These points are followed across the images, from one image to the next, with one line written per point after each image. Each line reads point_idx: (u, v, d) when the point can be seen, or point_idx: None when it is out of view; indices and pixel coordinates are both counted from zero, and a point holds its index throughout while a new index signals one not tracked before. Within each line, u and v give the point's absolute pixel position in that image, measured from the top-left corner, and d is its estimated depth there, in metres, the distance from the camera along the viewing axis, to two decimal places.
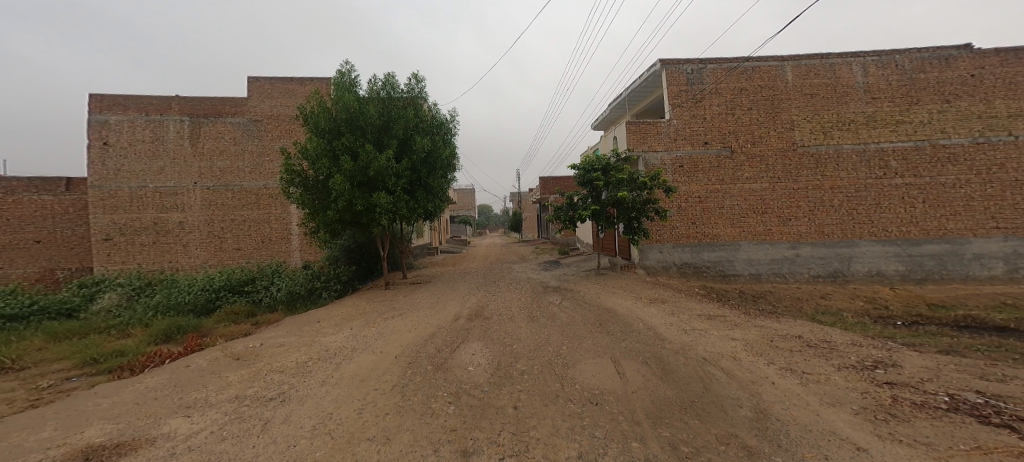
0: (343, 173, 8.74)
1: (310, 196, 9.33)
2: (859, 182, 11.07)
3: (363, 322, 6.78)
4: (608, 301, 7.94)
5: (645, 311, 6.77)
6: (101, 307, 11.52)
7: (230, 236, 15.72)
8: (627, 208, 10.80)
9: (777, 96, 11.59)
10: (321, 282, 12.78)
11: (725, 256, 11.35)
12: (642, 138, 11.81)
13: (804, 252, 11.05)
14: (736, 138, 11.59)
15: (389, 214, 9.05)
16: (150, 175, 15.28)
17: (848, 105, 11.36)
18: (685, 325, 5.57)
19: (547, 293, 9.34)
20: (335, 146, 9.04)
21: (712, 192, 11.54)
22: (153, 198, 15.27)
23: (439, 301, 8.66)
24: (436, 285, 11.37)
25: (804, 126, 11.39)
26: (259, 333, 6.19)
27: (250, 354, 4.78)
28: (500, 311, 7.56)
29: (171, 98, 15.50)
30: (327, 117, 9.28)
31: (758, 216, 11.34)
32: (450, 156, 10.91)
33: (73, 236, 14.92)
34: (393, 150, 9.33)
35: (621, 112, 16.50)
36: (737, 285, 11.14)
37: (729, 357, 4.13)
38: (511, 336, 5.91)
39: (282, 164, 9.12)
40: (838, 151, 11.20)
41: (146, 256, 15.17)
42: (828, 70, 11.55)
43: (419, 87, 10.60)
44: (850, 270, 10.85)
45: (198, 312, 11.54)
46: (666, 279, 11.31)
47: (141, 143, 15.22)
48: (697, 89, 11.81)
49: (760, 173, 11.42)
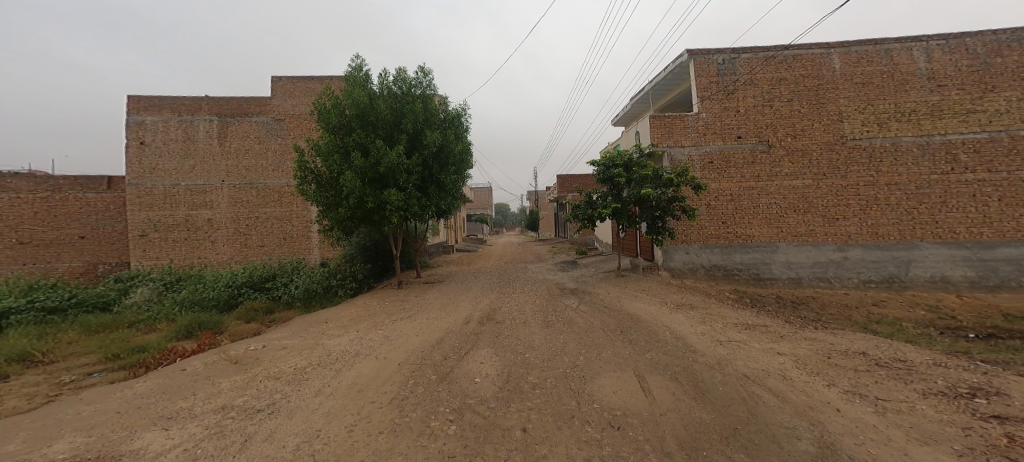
0: (354, 169, 8.59)
1: (324, 193, 9.29)
2: (919, 178, 9.90)
3: (371, 323, 6.54)
4: (631, 306, 7.36)
5: (673, 318, 6.17)
6: (133, 301, 11.99)
7: (254, 233, 16.12)
8: (651, 207, 10.12)
9: (822, 86, 10.54)
10: (337, 280, 12.80)
11: (761, 259, 10.42)
12: (668, 132, 11.05)
13: (853, 255, 10.00)
14: (774, 131, 10.64)
15: (400, 211, 8.85)
16: (182, 173, 15.86)
17: (907, 94, 10.18)
18: (720, 335, 4.95)
19: (565, 295, 8.84)
20: (346, 142, 8.92)
21: (746, 190, 10.66)
22: (184, 195, 15.85)
23: (451, 303, 8.34)
24: (449, 284, 11.10)
25: (854, 117, 10.30)
26: (266, 334, 6.06)
27: (250, 357, 4.59)
28: (514, 314, 7.13)
29: (202, 99, 16.03)
30: (338, 112, 9.19)
31: (799, 215, 10.38)
32: (463, 151, 10.61)
33: (113, 231, 15.73)
34: (403, 145, 9.15)
35: (645, 106, 15.69)
36: (774, 290, 10.20)
37: (776, 376, 3.51)
38: (524, 343, 5.48)
39: (295, 161, 9.06)
40: (895, 144, 10.05)
41: (177, 251, 15.77)
42: (882, 57, 10.40)
43: (430, 81, 10.35)
44: (908, 275, 9.69)
45: (220, 307, 11.80)
46: (694, 282, 10.54)
47: (174, 142, 15.82)
48: (730, 80, 10.93)
49: (802, 168, 10.42)
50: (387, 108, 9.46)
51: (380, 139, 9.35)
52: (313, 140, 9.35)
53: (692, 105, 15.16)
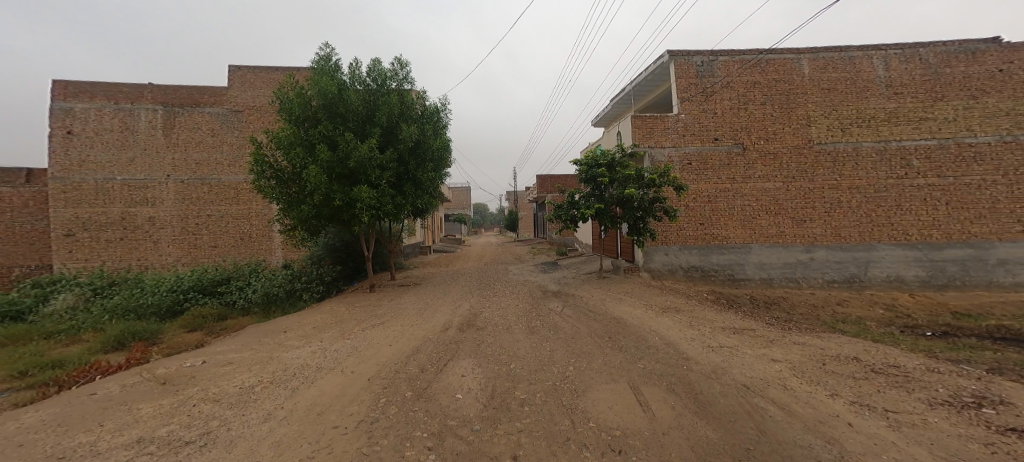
0: (320, 164, 7.86)
1: (285, 190, 8.49)
2: (878, 182, 10.47)
3: (338, 332, 5.93)
4: (615, 309, 7.18)
5: (660, 322, 6.01)
6: (55, 309, 10.46)
7: (206, 233, 14.69)
8: (634, 208, 10.09)
9: (793, 90, 10.95)
10: (302, 283, 11.85)
11: (735, 259, 10.65)
12: (648, 133, 11.09)
13: (819, 256, 10.41)
14: (748, 134, 10.93)
15: (372, 210, 8.19)
16: (119, 167, 14.16)
17: (868, 100, 10.76)
18: (710, 340, 4.81)
19: (547, 298, 8.56)
20: (311, 134, 8.16)
21: (722, 192, 10.87)
22: (121, 191, 14.16)
23: (427, 308, 7.82)
24: (425, 287, 10.54)
25: (820, 122, 10.76)
26: (208, 347, 5.29)
27: (184, 376, 3.90)
28: (495, 319, 6.75)
29: (144, 86, 14.40)
30: (302, 102, 8.42)
31: (771, 217, 10.70)
32: (441, 148, 10.09)
33: (33, 231, 13.77)
34: (376, 139, 8.50)
35: (624, 107, 15.80)
36: (748, 290, 10.46)
37: (777, 386, 3.36)
38: (509, 352, 5.10)
39: (251, 154, 8.18)
40: (857, 149, 10.60)
41: (113, 253, 14.07)
42: (847, 64, 10.95)
43: (407, 73, 9.76)
44: (868, 275, 10.22)
45: (162, 315, 10.54)
46: (672, 283, 10.60)
47: (109, 133, 14.09)
48: (708, 82, 11.12)
49: (774, 171, 10.76)
50: (358, 99, 8.78)
51: (350, 132, 8.65)
52: (272, 131, 8.50)
53: (669, 108, 15.42)
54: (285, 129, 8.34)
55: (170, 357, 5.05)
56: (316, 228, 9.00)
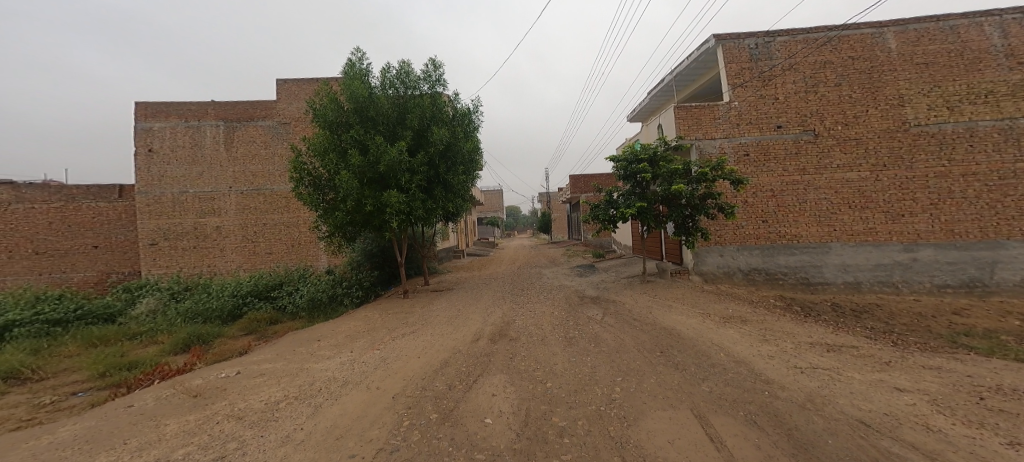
0: (352, 169, 7.89)
1: (322, 196, 8.70)
2: (1003, 166, 8.50)
3: (368, 341, 5.74)
4: (666, 318, 6.33)
5: (724, 333, 5.10)
6: (138, 311, 11.63)
7: (262, 240, 15.76)
8: (682, 205, 9.06)
9: (876, 69, 9.27)
10: (343, 288, 12.17)
11: (809, 261, 9.20)
12: (696, 123, 9.96)
13: (923, 256, 8.66)
14: (821, 119, 9.41)
15: (402, 214, 8.06)
16: (190, 181, 15.66)
17: (981, 75, 8.82)
18: (796, 359, 3.89)
19: (587, 305, 7.87)
20: (344, 140, 8.25)
21: (790, 185, 9.46)
22: (192, 202, 15.63)
23: (460, 314, 7.49)
24: (459, 292, 10.29)
25: (918, 101, 8.98)
26: (243, 356, 5.28)
27: (214, 389, 3.80)
28: (530, 328, 6.22)
29: (208, 104, 15.85)
30: (337, 108, 8.58)
31: (855, 212, 9.11)
32: (473, 149, 9.82)
33: (125, 241, 15.62)
34: (407, 142, 8.40)
35: (665, 99, 14.59)
36: (827, 296, 8.95)
37: (915, 427, 2.47)
38: (546, 367, 4.53)
39: (289, 161, 8.45)
40: (971, 130, 8.69)
41: (186, 259, 15.53)
42: (947, 34, 9.08)
43: (437, 73, 9.61)
44: (992, 279, 8.31)
45: (224, 319, 11.26)
46: (731, 288, 9.40)
47: (181, 149, 15.65)
48: (766, 66, 9.77)
49: (858, 158, 9.15)
50: (389, 103, 8.77)
51: (381, 136, 8.64)
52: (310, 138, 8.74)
53: (717, 95, 13.97)
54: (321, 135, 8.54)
55: (208, 366, 5.09)
56: (352, 233, 9.10)
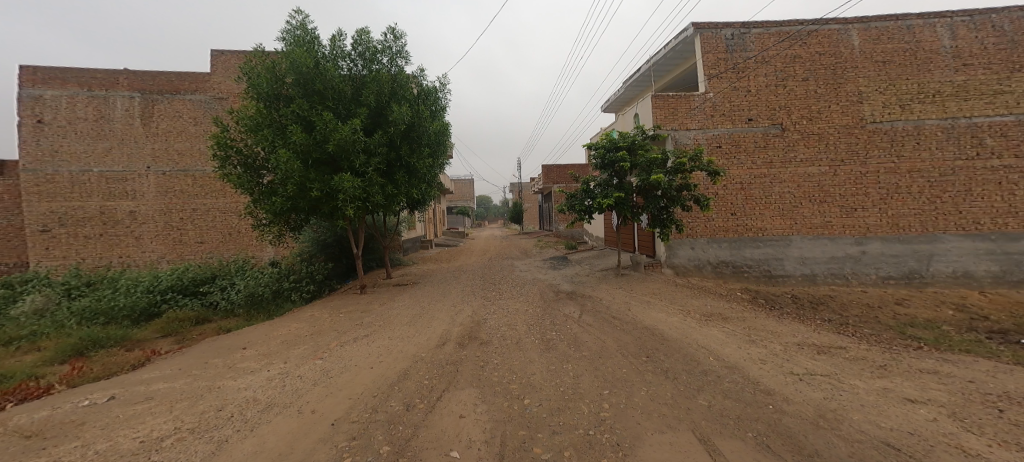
0: (293, 148, 6.69)
1: (257, 180, 7.44)
2: (944, 164, 9.08)
3: (309, 349, 4.82)
4: (645, 316, 6.02)
5: (708, 333, 4.81)
6: (19, 312, 9.54)
7: (192, 228, 13.74)
8: (658, 197, 8.85)
9: (840, 65, 9.59)
10: (290, 282, 10.88)
11: (772, 254, 9.43)
12: (672, 113, 9.88)
13: (872, 249, 9.15)
14: (789, 113, 9.61)
15: (357, 201, 7.03)
16: (95, 158, 13.16)
17: (931, 74, 9.34)
18: (792, 364, 3.59)
19: (561, 301, 7.43)
20: (283, 114, 7.00)
21: (757, 178, 9.60)
22: (98, 184, 13.18)
23: (423, 314, 6.72)
24: (422, 287, 9.47)
25: (875, 98, 9.38)
26: (131, 374, 4.10)
27: (66, 420, 2.75)
28: (501, 330, 5.61)
29: (119, 71, 13.34)
30: (274, 77, 7.26)
31: (815, 206, 9.41)
32: (439, 131, 8.90)
33: (8, 228, 12.87)
34: (362, 120, 7.31)
35: (640, 89, 14.51)
36: (788, 288, 9.25)
37: (950, 450, 2.15)
38: (521, 380, 3.94)
39: (212, 137, 7.05)
40: (919, 128, 9.19)
41: (92, 250, 13.14)
42: (905, 34, 9.53)
43: (398, 44, 8.50)
44: (930, 270, 8.94)
45: (136, 318, 9.56)
46: (699, 280, 9.43)
47: (83, 121, 13.06)
48: (740, 57, 9.89)
49: (820, 153, 9.44)
50: (340, 75, 7.58)
51: (331, 112, 7.46)
52: (239, 110, 7.36)
53: (691, 88, 14.05)
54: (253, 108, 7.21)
55: (78, 388, 3.86)
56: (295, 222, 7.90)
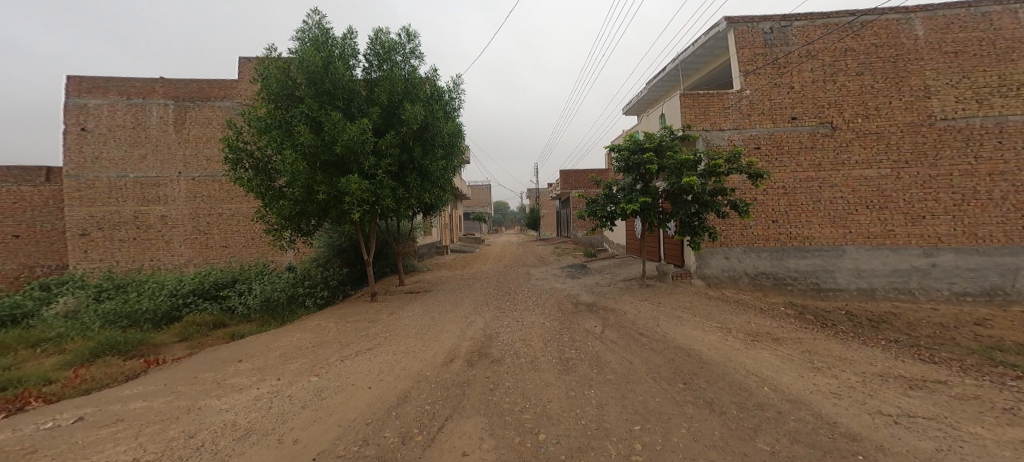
0: (300, 149, 6.51)
1: (267, 183, 7.35)
2: None
3: (305, 364, 4.46)
4: (679, 333, 5.34)
5: (758, 357, 4.09)
6: (53, 313, 9.88)
7: (217, 232, 14.08)
8: (687, 202, 8.10)
9: (901, 58, 8.62)
10: (306, 288, 10.84)
11: (821, 264, 8.47)
12: (703, 112, 9.18)
13: (942, 262, 8.05)
14: (840, 110, 8.69)
15: (365, 204, 6.75)
16: (131, 164, 13.74)
17: (1013, 65, 8.24)
18: (877, 401, 2.84)
19: (581, 314, 6.82)
20: (293, 115, 6.88)
21: (803, 181, 8.69)
22: (133, 188, 13.73)
23: (433, 325, 6.29)
24: (436, 295, 9.10)
25: (944, 92, 8.33)
26: (116, 390, 3.83)
27: (19, 450, 2.44)
28: (516, 346, 5.09)
29: (156, 80, 13.95)
30: (286, 79, 7.19)
31: (873, 212, 8.40)
32: (453, 132, 8.58)
33: (52, 230, 13.58)
34: (372, 120, 7.08)
35: (667, 89, 13.80)
36: (840, 303, 8.25)
37: None
38: (535, 409, 3.40)
39: (224, 139, 7.02)
40: (1000, 125, 8.07)
41: (125, 252, 13.64)
42: (979, 21, 8.45)
43: (412, 44, 8.28)
44: (1015, 286, 7.76)
45: (157, 321, 9.68)
46: (736, 293, 8.59)
47: (122, 128, 13.70)
48: (781, 52, 9.09)
49: (878, 153, 8.45)
50: (352, 75, 7.43)
51: (341, 113, 7.29)
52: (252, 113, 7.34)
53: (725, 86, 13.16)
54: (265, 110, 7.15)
55: (58, 405, 3.60)
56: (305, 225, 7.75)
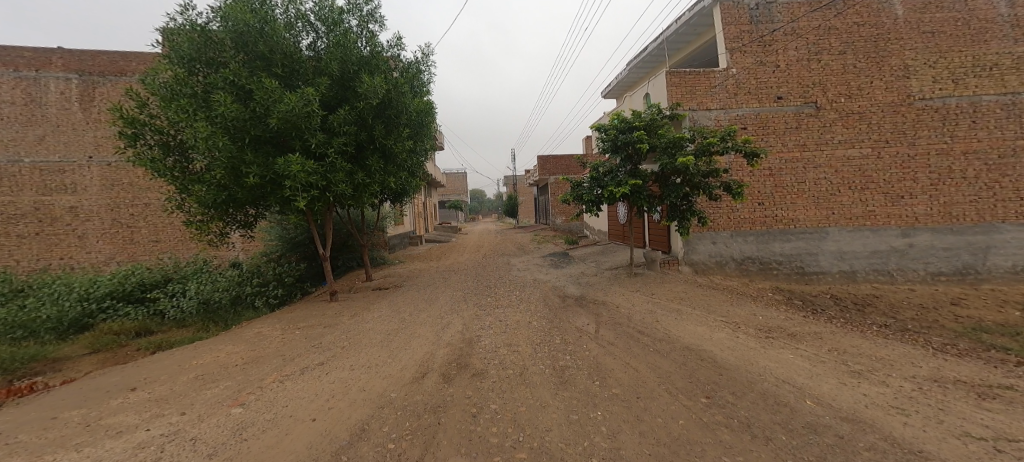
0: (222, 123, 5.21)
1: (183, 165, 6.01)
2: (1003, 144, 8.00)
3: (226, 390, 3.41)
4: (681, 332, 4.76)
5: (781, 358, 3.54)
6: None
7: (146, 226, 12.20)
8: (678, 185, 7.58)
9: (882, 37, 8.41)
10: (254, 286, 9.52)
11: (806, 248, 8.29)
12: (690, 90, 8.62)
13: (920, 242, 8.06)
14: (824, 90, 8.39)
15: (312, 190, 5.64)
16: (24, 147, 11.40)
17: (988, 45, 8.23)
18: (957, 419, 2.30)
19: (569, 310, 6.13)
20: (212, 81, 5.56)
21: (789, 163, 8.38)
22: (29, 176, 11.45)
23: (400, 330, 5.36)
24: (406, 292, 8.11)
25: (924, 72, 8.22)
26: None
27: None
28: (499, 354, 4.31)
29: (51, 49, 11.62)
30: (204, 38, 5.82)
31: (855, 193, 8.25)
32: (422, 109, 7.47)
33: None
34: (320, 91, 5.87)
35: (649, 68, 13.18)
36: (824, 287, 8.12)
37: None
38: (532, 444, 2.62)
39: (118, 111, 5.56)
40: (976, 105, 8.07)
41: (26, 251, 11.46)
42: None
43: (369, 3, 7.00)
44: (985, 265, 7.92)
45: (63, 331, 8.05)
46: (723, 279, 8.26)
47: (7, 105, 11.29)
48: (766, 30, 8.63)
49: (861, 134, 8.26)
50: (292, 38, 6.13)
51: (279, 82, 6.02)
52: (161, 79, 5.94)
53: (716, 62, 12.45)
54: (176, 76, 5.75)
55: None
56: (238, 214, 6.45)
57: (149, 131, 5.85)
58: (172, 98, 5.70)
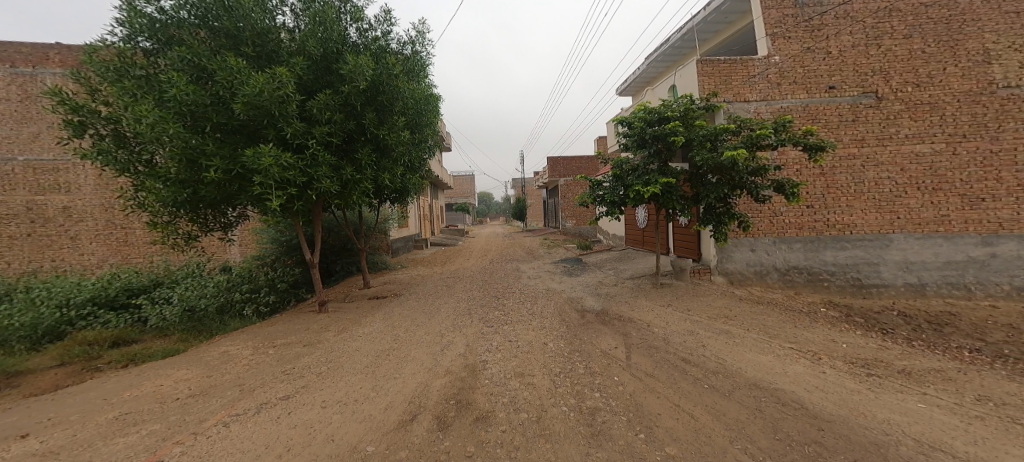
0: (176, 107, 4.51)
1: (141, 158, 5.33)
2: None
3: (146, 439, 2.55)
4: (740, 362, 3.75)
5: (910, 410, 2.51)
6: None
7: (140, 227, 11.71)
8: (716, 184, 6.57)
9: (954, 19, 7.33)
10: (242, 294, 8.90)
11: (865, 257, 7.17)
12: (725, 79, 7.66)
13: (1004, 251, 6.88)
14: (885, 77, 7.35)
15: (289, 186, 4.89)
16: (19, 145, 11.05)
17: None
18: None
19: (592, 328, 5.17)
20: (170, 62, 4.88)
21: (844, 160, 7.32)
22: (23, 175, 11.07)
23: (392, 352, 4.48)
24: (404, 301, 7.25)
25: (1006, 57, 7.12)
26: None
27: None
28: (512, 388, 3.39)
29: (50, 45, 11.32)
30: (162, 16, 5.17)
31: (924, 195, 7.14)
32: (418, 96, 6.68)
33: None
34: (296, 73, 5.14)
35: (673, 61, 12.23)
36: (886, 301, 6.99)
37: None
38: None
39: (60, 97, 4.90)
40: None
41: (17, 252, 11.04)
42: None
43: None
44: None
45: (36, 340, 7.33)
46: (765, 292, 7.19)
47: (4, 102, 10.97)
48: (813, 12, 7.65)
49: (930, 127, 7.17)
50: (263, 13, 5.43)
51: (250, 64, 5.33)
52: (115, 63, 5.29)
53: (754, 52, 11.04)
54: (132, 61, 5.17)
55: None
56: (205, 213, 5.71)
57: (100, 121, 5.19)
58: (122, 81, 5.04)
